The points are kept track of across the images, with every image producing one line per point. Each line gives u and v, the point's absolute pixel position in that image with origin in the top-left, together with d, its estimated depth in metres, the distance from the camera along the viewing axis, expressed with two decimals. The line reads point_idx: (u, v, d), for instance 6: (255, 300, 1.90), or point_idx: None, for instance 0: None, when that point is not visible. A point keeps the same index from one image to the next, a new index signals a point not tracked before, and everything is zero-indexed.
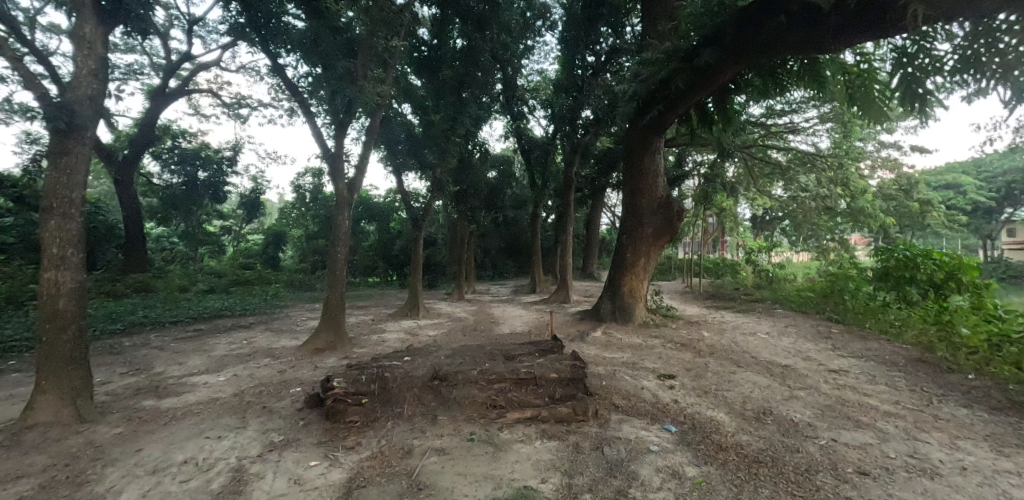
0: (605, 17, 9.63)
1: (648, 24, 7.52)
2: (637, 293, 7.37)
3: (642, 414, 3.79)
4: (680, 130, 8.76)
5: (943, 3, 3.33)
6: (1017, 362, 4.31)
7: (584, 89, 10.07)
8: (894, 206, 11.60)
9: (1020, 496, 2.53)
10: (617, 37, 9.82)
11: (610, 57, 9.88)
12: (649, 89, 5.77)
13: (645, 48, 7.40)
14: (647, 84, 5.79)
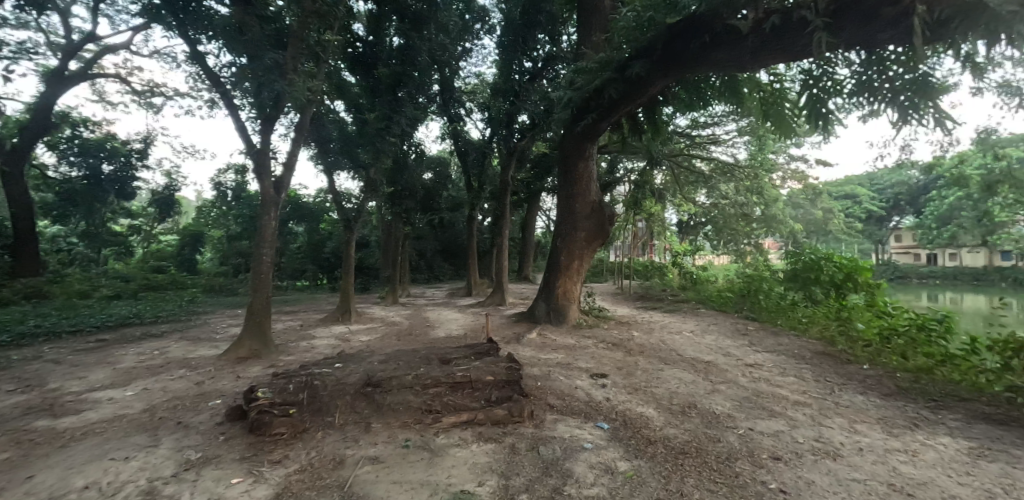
0: (543, 25, 9.93)
1: (584, 33, 7.74)
2: (571, 294, 7.54)
3: (576, 414, 3.87)
4: (612, 137, 9.13)
5: (843, 32, 3.71)
6: (904, 353, 4.90)
7: (521, 93, 10.17)
8: (803, 213, 13.05)
9: (908, 473, 2.86)
10: (554, 45, 10.06)
11: (547, 64, 10.08)
12: (583, 97, 5.93)
13: (581, 57, 7.64)
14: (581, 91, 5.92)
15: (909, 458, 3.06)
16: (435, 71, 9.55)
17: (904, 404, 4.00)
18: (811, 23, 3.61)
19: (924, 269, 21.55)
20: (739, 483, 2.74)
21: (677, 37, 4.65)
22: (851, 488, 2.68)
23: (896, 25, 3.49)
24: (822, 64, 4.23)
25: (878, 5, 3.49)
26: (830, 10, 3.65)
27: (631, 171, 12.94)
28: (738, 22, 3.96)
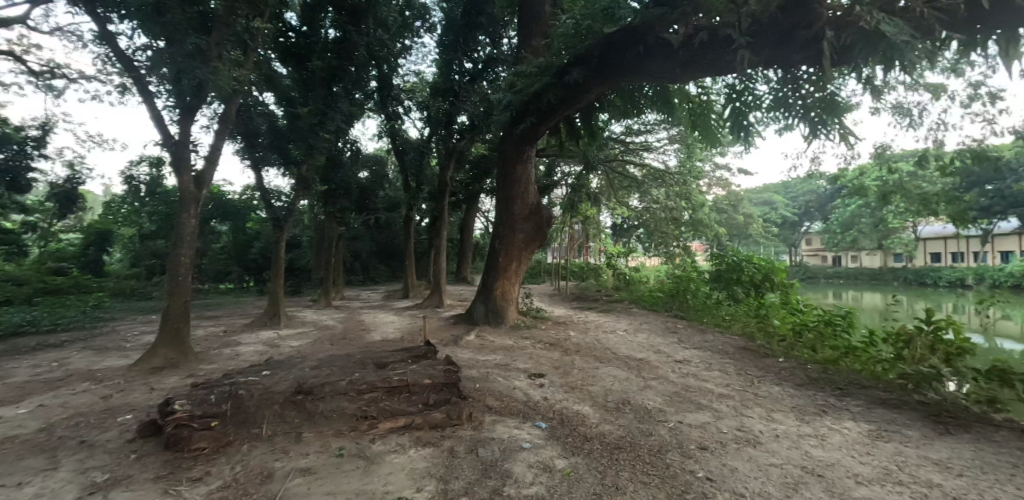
0: (483, 27, 9.93)
1: (524, 38, 7.86)
2: (510, 295, 7.63)
3: (515, 414, 3.90)
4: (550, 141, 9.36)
5: (763, 50, 4.00)
6: (814, 346, 5.35)
7: (461, 94, 10.11)
8: (727, 217, 13.72)
9: (818, 455, 3.14)
10: (494, 47, 10.14)
11: (487, 65, 10.01)
12: (523, 101, 6.01)
13: (520, 60, 7.72)
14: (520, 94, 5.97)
15: (818, 441, 3.36)
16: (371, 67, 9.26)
17: (813, 392, 4.39)
18: (735, 41, 3.88)
19: (830, 270, 23.94)
20: (669, 473, 2.89)
21: (613, 47, 4.83)
22: (769, 472, 2.90)
23: (808, 48, 3.84)
24: (744, 80, 4.53)
25: (793, 27, 3.80)
26: (752, 29, 3.94)
27: (568, 174, 13.48)
28: (670, 36, 4.18)
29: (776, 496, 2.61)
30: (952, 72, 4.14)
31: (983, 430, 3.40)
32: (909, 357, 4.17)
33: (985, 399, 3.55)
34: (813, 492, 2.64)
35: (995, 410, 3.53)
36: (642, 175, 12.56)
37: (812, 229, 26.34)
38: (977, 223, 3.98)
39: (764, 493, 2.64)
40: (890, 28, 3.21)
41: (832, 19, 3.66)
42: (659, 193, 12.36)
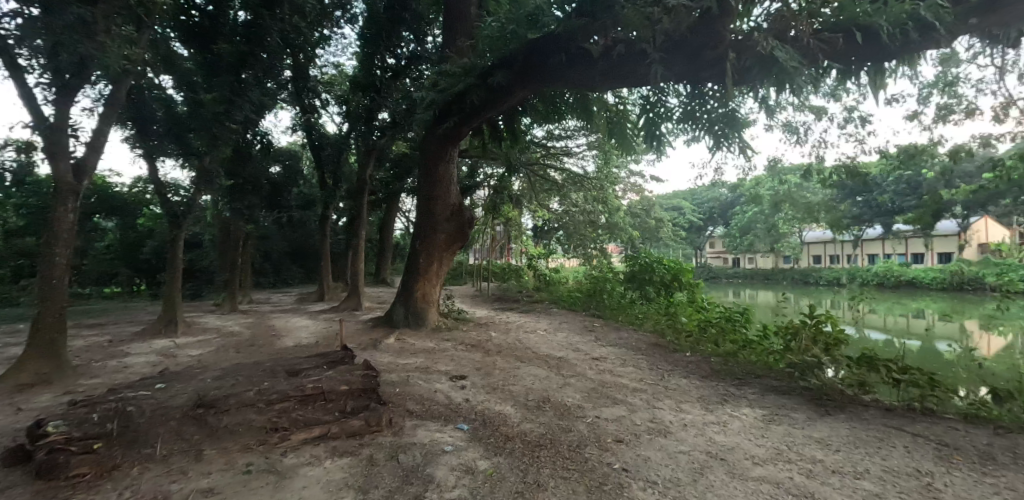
0: (408, 23, 9.71)
1: (449, 38, 7.83)
2: (430, 297, 7.54)
3: (437, 417, 3.86)
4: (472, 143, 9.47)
5: (675, 65, 4.29)
6: (717, 340, 5.84)
7: (382, 90, 9.85)
8: (639, 221, 14.67)
9: (721, 441, 3.41)
10: (418, 45, 9.94)
11: (411, 62, 9.88)
12: (446, 100, 5.97)
13: (445, 60, 7.69)
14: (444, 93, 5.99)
15: (721, 428, 3.65)
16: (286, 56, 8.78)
17: (715, 383, 4.78)
18: (650, 55, 4.12)
19: (729, 271, 26.43)
20: (588, 466, 3.01)
21: (536, 53, 4.94)
22: (679, 459, 3.11)
23: (714, 67, 4.17)
24: (658, 92, 4.81)
25: (702, 46, 4.11)
26: (666, 45, 4.20)
27: (489, 176, 13.36)
28: (591, 45, 4.34)
29: (685, 480, 2.80)
30: (832, 96, 4.68)
31: (855, 410, 3.89)
32: (796, 348, 4.69)
33: (857, 383, 4.07)
34: (717, 475, 2.88)
35: (865, 392, 4.07)
36: (562, 179, 12.86)
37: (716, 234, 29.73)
38: (849, 230, 4.52)
39: (674, 479, 2.82)
40: (782, 54, 3.57)
41: (735, 42, 3.99)
42: (578, 197, 12.90)
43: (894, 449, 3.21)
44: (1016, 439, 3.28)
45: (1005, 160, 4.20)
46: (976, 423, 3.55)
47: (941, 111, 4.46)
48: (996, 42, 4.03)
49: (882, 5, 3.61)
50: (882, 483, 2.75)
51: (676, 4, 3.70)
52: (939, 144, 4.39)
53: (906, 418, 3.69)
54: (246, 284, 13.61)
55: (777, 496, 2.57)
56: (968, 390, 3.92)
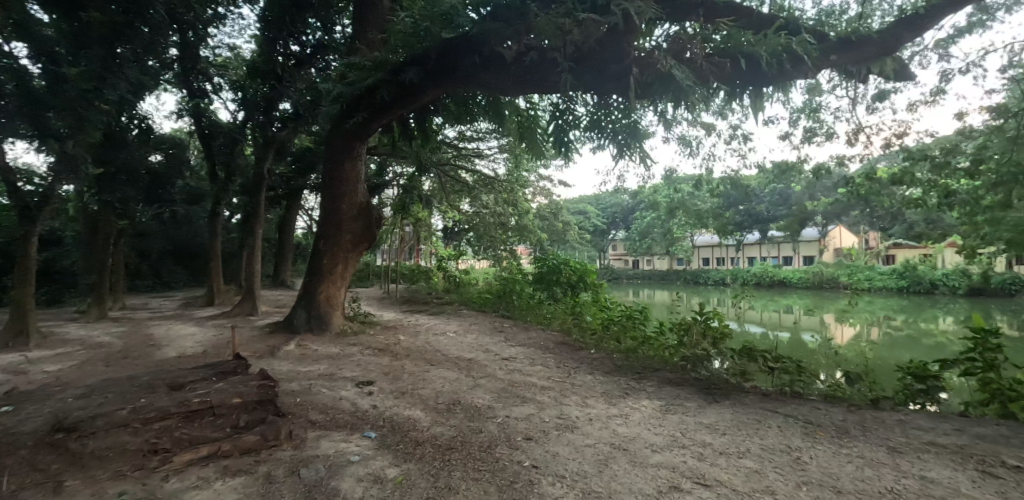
0: (314, 9, 8.69)
1: (359, 28, 7.54)
2: (335, 300, 7.24)
3: (342, 426, 3.68)
4: (382, 139, 9.24)
5: (583, 76, 4.49)
6: (619, 337, 6.21)
7: (283, 79, 9.27)
8: (546, 223, 15.31)
9: (623, 432, 3.61)
10: (326, 34, 9.01)
11: (317, 52, 9.18)
12: (355, 93, 5.74)
13: (354, 51, 7.39)
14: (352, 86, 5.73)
15: (623, 420, 3.88)
16: (171, 32, 8.00)
17: (617, 378, 5.07)
18: (561, 64, 4.29)
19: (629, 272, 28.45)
20: (499, 466, 3.03)
21: (450, 53, 4.94)
22: (586, 452, 3.24)
23: (619, 80, 4.41)
24: (567, 100, 4.96)
25: (608, 60, 4.35)
26: (575, 56, 4.39)
27: (400, 175, 12.93)
28: (504, 50, 4.41)
29: (590, 472, 2.92)
30: (720, 114, 5.17)
31: (737, 396, 4.33)
32: (688, 342, 5.13)
33: (739, 372, 4.54)
34: (620, 464, 3.04)
35: (745, 380, 4.54)
36: (472, 180, 13.09)
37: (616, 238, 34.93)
38: (733, 235, 5.06)
39: (581, 471, 2.94)
40: (680, 73, 3.87)
41: (638, 58, 4.26)
42: (489, 199, 13.18)
43: (771, 428, 3.63)
44: (864, 413, 3.87)
45: (853, 178, 4.97)
46: (835, 401, 4.13)
47: (806, 133, 5.13)
48: (851, 78, 4.66)
49: (761, 38, 4.07)
50: (761, 460, 3.08)
51: (586, 17, 3.94)
52: (805, 162, 5.03)
53: (780, 401, 4.16)
54: (118, 289, 11.99)
55: (673, 479, 2.78)
56: (828, 374, 4.55)
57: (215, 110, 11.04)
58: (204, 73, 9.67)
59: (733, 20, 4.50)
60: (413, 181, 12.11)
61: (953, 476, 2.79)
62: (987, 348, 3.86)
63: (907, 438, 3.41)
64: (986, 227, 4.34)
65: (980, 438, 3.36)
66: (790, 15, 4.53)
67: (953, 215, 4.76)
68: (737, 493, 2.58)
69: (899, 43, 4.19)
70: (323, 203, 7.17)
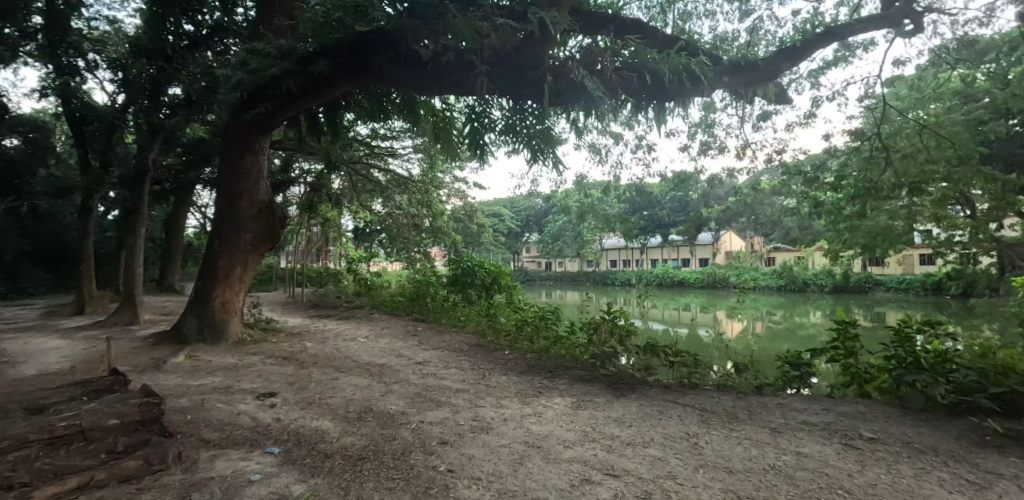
0: None
1: (265, 13, 7.07)
2: (232, 306, 6.92)
3: (240, 443, 3.39)
4: (288, 134, 8.72)
5: (499, 81, 4.54)
6: (532, 337, 6.39)
7: (174, 61, 8.42)
8: (462, 226, 15.40)
9: (537, 430, 3.70)
10: (226, 15, 8.25)
11: (214, 35, 8.40)
12: (257, 83, 5.39)
13: (259, 37, 6.92)
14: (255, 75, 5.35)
15: (536, 418, 3.98)
16: None
17: (531, 377, 5.20)
18: (477, 67, 4.33)
19: None
20: (413, 472, 2.97)
21: (364, 48, 4.80)
22: (500, 453, 3.28)
23: (534, 87, 4.50)
24: (482, 103, 4.97)
25: (524, 66, 4.43)
26: (492, 60, 4.43)
27: (306, 171, 11.78)
28: (420, 49, 4.37)
29: (505, 472, 2.95)
30: (626, 125, 5.48)
31: (643, 389, 4.61)
32: (597, 340, 5.40)
33: (644, 366, 4.86)
34: (534, 462, 3.10)
35: (648, 374, 4.84)
36: (385, 180, 12.88)
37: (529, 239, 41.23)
38: (637, 238, 5.42)
39: (496, 472, 2.95)
40: (590, 84, 4.07)
41: (553, 67, 4.40)
42: (402, 200, 13.27)
43: (671, 418, 3.90)
44: (750, 399, 4.29)
45: (742, 188, 5.55)
46: (726, 389, 4.55)
47: (701, 146, 5.60)
48: (739, 99, 5.15)
49: (665, 56, 4.39)
50: (664, 448, 3.30)
51: (503, 22, 4.05)
52: (701, 172, 5.49)
53: (679, 393, 4.50)
54: None
55: (584, 473, 2.89)
56: (721, 365, 5.00)
57: (89, 90, 9.76)
58: (77, 46, 8.84)
59: (640, 37, 4.83)
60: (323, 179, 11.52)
61: (823, 450, 3.19)
62: (848, 337, 4.45)
63: (786, 419, 3.84)
64: (846, 233, 5.03)
65: (842, 416, 3.87)
66: (689, 37, 4.94)
67: (821, 223, 5.44)
68: (642, 480, 2.74)
69: (779, 69, 4.73)
70: (220, 200, 6.79)
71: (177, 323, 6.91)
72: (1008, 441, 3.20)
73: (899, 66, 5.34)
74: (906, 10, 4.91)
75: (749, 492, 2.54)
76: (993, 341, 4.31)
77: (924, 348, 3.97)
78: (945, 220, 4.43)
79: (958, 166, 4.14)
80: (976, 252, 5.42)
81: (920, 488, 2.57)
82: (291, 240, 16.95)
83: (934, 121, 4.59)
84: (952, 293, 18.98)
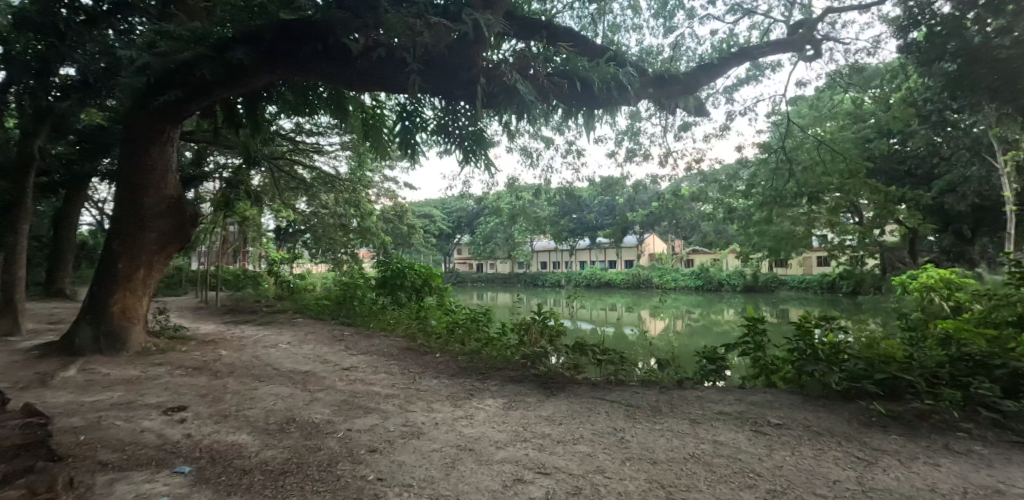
0: None
1: None
2: (134, 313, 6.27)
3: (143, 464, 3.02)
4: (203, 125, 8.06)
5: (432, 80, 4.48)
6: (463, 340, 6.38)
7: (68, 37, 7.34)
8: (391, 227, 15.10)
9: (469, 433, 3.68)
10: None
11: (118, 10, 7.38)
12: (166, 67, 4.92)
13: (170, 18, 6.34)
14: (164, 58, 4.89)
15: (468, 421, 3.95)
16: None
17: (462, 380, 5.16)
18: (410, 64, 4.25)
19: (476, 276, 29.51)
20: (339, 484, 2.78)
21: (288, 37, 4.54)
22: (432, 457, 3.19)
23: (467, 88, 4.49)
24: (414, 101, 4.88)
25: (457, 66, 4.41)
26: (425, 58, 4.37)
27: (224, 166, 10.99)
28: (349, 42, 4.20)
29: (437, 477, 2.86)
30: (557, 130, 5.63)
31: (572, 388, 4.73)
32: (528, 340, 5.49)
33: (573, 365, 5.00)
34: (466, 465, 3.04)
35: (577, 372, 5.00)
36: (311, 178, 12.34)
37: (458, 242, 42.19)
38: (566, 240, 5.58)
39: (428, 477, 2.84)
40: (523, 88, 4.14)
41: (486, 68, 4.42)
42: (328, 198, 12.82)
43: (599, 415, 4.04)
44: (672, 393, 4.54)
45: (665, 194, 5.74)
46: (650, 384, 4.79)
47: (628, 153, 5.87)
48: (663, 110, 5.45)
49: (595, 65, 4.59)
50: (592, 444, 3.40)
51: (437, 21, 4.02)
52: (626, 178, 5.77)
53: (606, 390, 4.67)
54: None
55: (517, 473, 2.89)
56: (645, 362, 5.27)
57: None
58: None
59: (571, 45, 4.99)
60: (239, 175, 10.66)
61: (736, 437, 3.44)
62: (757, 332, 4.84)
63: (704, 410, 4.10)
64: (755, 236, 5.48)
65: (753, 404, 4.20)
66: (618, 49, 5.16)
67: (733, 228, 5.90)
68: (573, 476, 2.80)
69: (697, 83, 5.08)
70: (120, 195, 6.13)
71: (66, 334, 6.13)
72: (889, 420, 3.63)
73: (801, 86, 5.92)
74: (807, 36, 5.45)
75: (672, 480, 2.67)
76: (875, 333, 4.88)
77: (821, 342, 4.38)
78: (837, 225, 4.95)
79: (850, 178, 4.63)
80: (863, 254, 6.10)
81: (819, 466, 2.84)
82: (206, 241, 15.68)
83: (828, 137, 5.13)
84: (843, 290, 21.47)
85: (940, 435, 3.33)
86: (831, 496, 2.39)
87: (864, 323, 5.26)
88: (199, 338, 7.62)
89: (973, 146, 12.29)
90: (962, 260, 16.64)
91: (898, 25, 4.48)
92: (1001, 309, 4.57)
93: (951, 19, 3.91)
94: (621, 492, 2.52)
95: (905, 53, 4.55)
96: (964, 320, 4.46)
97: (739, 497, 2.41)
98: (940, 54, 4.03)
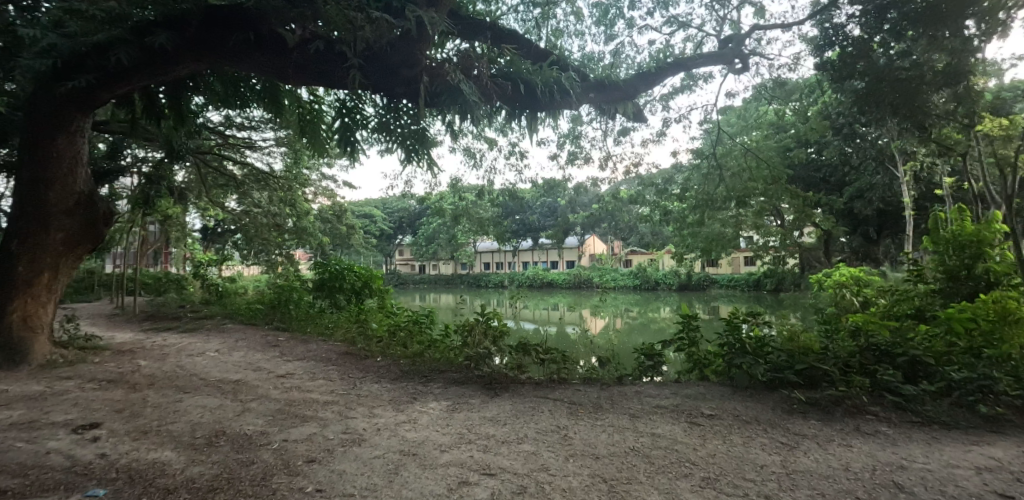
0: None
1: None
2: (35, 322, 5.62)
3: (46, 490, 2.57)
4: (116, 113, 7.36)
5: (373, 76, 4.34)
6: (405, 343, 6.26)
7: None
8: (330, 227, 14.59)
9: (412, 437, 3.61)
10: None
11: None
12: (74, 50, 4.42)
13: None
14: (73, 40, 4.42)
15: (411, 425, 3.87)
16: None
17: (404, 384, 5.04)
18: (349, 59, 4.09)
19: None
20: (274, 499, 2.53)
21: (217, 24, 4.23)
22: (373, 465, 3.07)
23: (409, 86, 4.40)
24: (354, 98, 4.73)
25: (399, 64, 4.31)
26: (365, 54, 4.24)
27: (142, 159, 10.05)
28: (285, 33, 4.00)
29: (380, 484, 2.74)
30: (500, 130, 5.65)
31: (516, 388, 4.78)
32: (470, 342, 5.47)
33: (515, 365, 5.05)
34: (409, 471, 2.97)
35: (520, 372, 5.07)
36: (242, 174, 11.68)
37: (400, 243, 41.52)
38: (508, 240, 5.64)
39: (370, 486, 2.72)
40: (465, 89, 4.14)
41: (429, 67, 4.37)
42: (261, 196, 12.12)
43: (543, 413, 4.09)
44: (612, 389, 4.69)
45: (603, 196, 5.97)
46: (590, 381, 4.94)
47: (569, 156, 6.02)
48: (603, 115, 5.62)
49: (537, 68, 4.69)
50: (536, 442, 3.44)
51: (379, 16, 3.92)
52: (568, 180, 5.96)
53: (549, 388, 4.75)
54: None
55: (461, 475, 2.86)
56: (585, 360, 5.42)
57: None
58: None
59: (515, 47, 5.04)
60: (161, 169, 9.83)
61: (672, 429, 3.61)
62: (690, 329, 5.09)
63: (642, 405, 4.26)
64: (689, 237, 5.78)
65: (686, 397, 4.43)
66: (560, 53, 5.28)
67: (668, 230, 6.21)
68: (517, 476, 2.82)
69: (636, 91, 5.32)
70: (18, 189, 5.48)
71: None
72: (808, 407, 3.93)
73: (731, 97, 6.31)
74: (735, 51, 5.81)
75: (614, 474, 2.75)
76: (794, 326, 5.28)
77: (747, 336, 4.70)
78: (760, 227, 5.36)
79: (772, 185, 5.04)
80: (783, 255, 6.58)
81: (747, 453, 3.03)
82: (120, 240, 14.35)
83: (754, 144, 5.51)
84: (767, 288, 23.25)
85: (852, 419, 3.66)
86: (758, 480, 2.56)
87: (785, 318, 5.67)
88: (114, 348, 6.95)
89: (878, 158, 13.71)
90: (867, 259, 18.59)
91: (817, 45, 4.89)
92: (900, 304, 5.07)
93: (860, 41, 4.35)
94: (565, 489, 2.55)
95: (822, 70, 4.92)
96: (870, 314, 4.91)
97: (677, 486, 2.53)
98: (851, 72, 4.36)
